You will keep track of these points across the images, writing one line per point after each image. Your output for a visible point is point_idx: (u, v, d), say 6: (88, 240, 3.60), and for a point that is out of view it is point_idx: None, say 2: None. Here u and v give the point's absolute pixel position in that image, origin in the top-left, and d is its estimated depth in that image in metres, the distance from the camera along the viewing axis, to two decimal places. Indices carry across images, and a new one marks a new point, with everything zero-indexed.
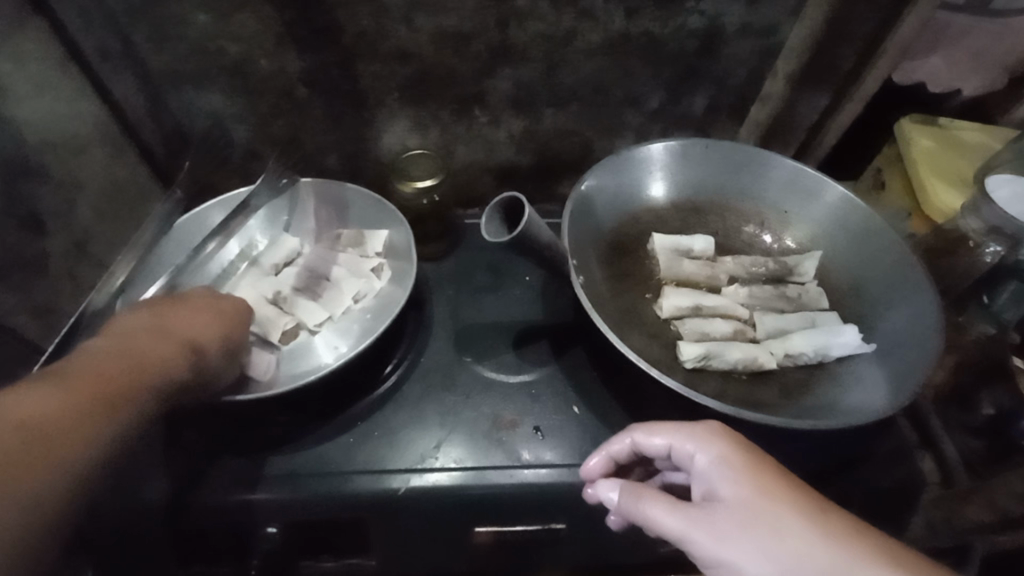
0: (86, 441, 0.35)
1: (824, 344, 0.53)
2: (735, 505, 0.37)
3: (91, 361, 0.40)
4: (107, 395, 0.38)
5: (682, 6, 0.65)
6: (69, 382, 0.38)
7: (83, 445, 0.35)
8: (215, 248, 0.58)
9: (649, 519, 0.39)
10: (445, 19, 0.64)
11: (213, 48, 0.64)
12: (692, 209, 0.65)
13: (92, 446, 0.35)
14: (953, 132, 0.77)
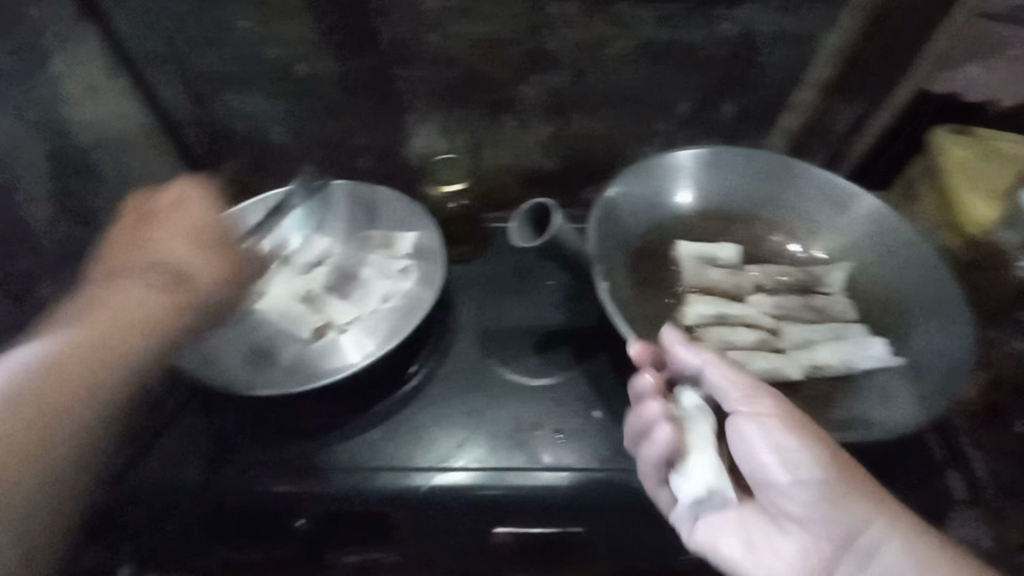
0: (70, 423, 0.44)
1: (850, 356, 0.53)
2: (752, 411, 0.45)
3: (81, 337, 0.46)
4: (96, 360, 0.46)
5: (715, 14, 0.65)
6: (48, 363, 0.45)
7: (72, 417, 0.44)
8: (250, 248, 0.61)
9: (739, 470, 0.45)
10: (478, 25, 0.65)
11: (255, 53, 0.67)
12: (720, 216, 0.65)
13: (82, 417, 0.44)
14: (993, 143, 0.75)
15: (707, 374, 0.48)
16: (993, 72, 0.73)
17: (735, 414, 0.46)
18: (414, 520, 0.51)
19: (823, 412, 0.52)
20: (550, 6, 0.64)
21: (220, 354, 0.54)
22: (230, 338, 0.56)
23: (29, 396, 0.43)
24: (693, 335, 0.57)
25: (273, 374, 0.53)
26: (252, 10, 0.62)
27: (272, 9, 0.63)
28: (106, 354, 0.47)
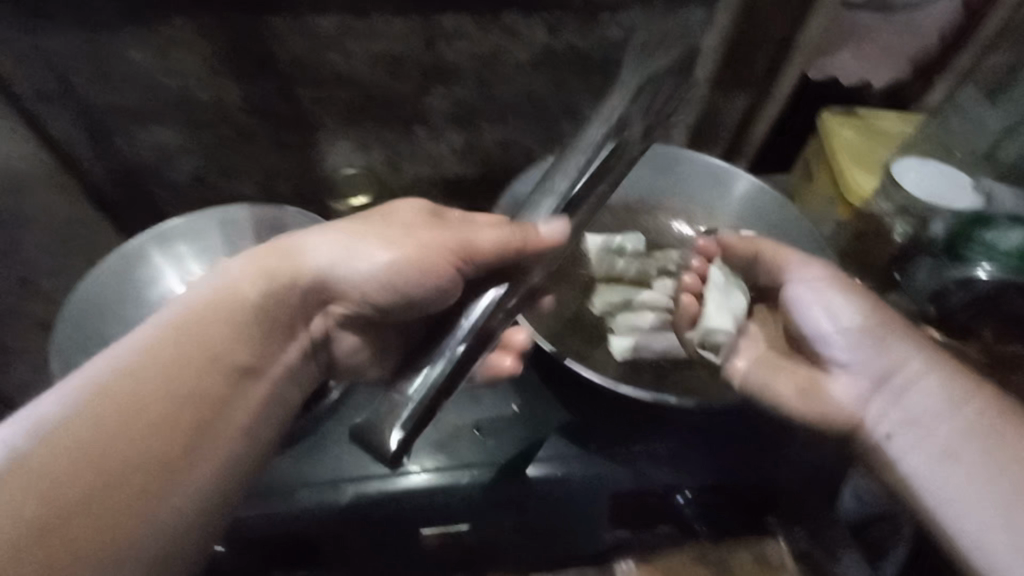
0: (129, 478, 0.36)
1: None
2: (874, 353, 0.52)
3: (209, 289, 0.45)
4: (194, 374, 0.41)
5: (600, 19, 0.69)
6: (109, 377, 0.38)
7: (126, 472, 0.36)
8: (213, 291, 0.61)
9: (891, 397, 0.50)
10: (375, 43, 0.67)
11: (152, 85, 0.66)
12: (625, 208, 0.68)
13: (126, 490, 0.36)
14: (872, 121, 0.81)
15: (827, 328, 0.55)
16: None
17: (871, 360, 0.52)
18: (343, 534, 0.51)
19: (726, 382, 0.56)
20: (442, 20, 0.66)
21: None
22: None
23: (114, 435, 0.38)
24: (602, 326, 0.61)
25: None
26: (145, 42, 0.62)
27: (164, 40, 0.62)
28: (185, 367, 0.40)
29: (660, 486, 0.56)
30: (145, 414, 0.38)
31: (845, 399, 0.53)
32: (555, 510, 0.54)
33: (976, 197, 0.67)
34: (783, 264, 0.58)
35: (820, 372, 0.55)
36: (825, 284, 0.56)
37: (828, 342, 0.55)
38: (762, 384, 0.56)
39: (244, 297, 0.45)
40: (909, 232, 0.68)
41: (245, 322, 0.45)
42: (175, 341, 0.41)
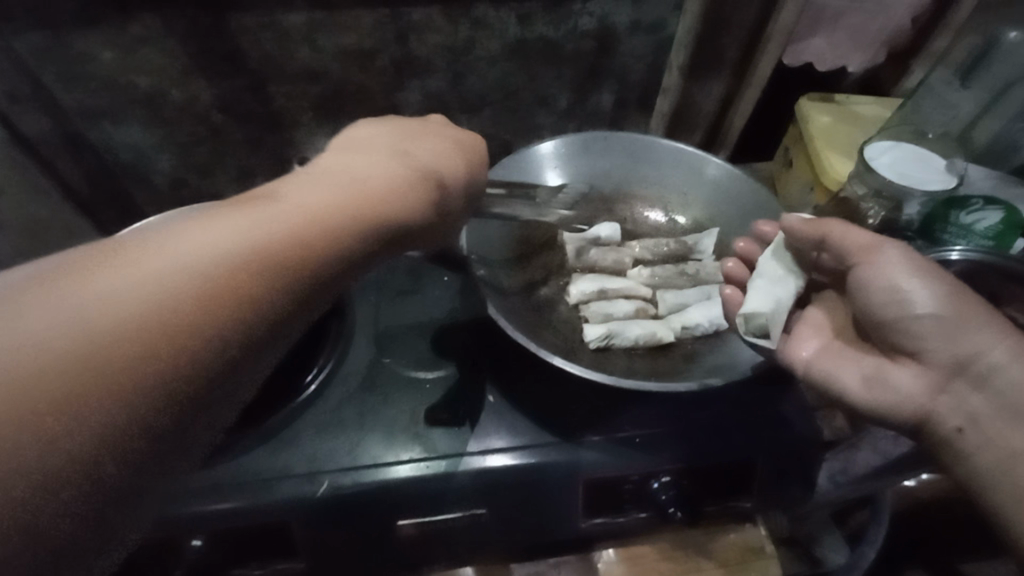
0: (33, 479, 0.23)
1: (714, 316, 0.58)
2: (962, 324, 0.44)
3: (248, 210, 0.32)
4: (184, 343, 0.28)
5: (571, 9, 0.69)
6: (66, 304, 0.26)
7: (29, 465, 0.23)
8: None
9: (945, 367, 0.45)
10: (346, 37, 0.67)
11: (124, 84, 0.66)
12: (599, 198, 0.69)
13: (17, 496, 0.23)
14: (848, 107, 0.81)
15: (918, 294, 0.45)
16: (836, 43, 0.79)
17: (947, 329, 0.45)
18: (318, 528, 0.51)
19: (695, 366, 0.56)
20: (412, 13, 0.66)
21: None
22: None
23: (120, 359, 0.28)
24: (575, 314, 0.61)
25: None
26: (114, 40, 0.62)
27: (133, 38, 0.62)
28: (181, 332, 0.28)
29: (637, 474, 0.54)
30: (101, 376, 0.25)
31: (916, 393, 0.46)
32: (533, 496, 0.53)
33: (948, 177, 0.67)
34: (853, 246, 0.49)
35: (889, 360, 0.48)
36: (900, 262, 0.46)
37: (904, 333, 0.46)
38: (824, 374, 0.50)
39: (267, 245, 0.31)
40: (881, 213, 0.69)
41: (272, 290, 0.31)
42: (175, 280, 0.28)
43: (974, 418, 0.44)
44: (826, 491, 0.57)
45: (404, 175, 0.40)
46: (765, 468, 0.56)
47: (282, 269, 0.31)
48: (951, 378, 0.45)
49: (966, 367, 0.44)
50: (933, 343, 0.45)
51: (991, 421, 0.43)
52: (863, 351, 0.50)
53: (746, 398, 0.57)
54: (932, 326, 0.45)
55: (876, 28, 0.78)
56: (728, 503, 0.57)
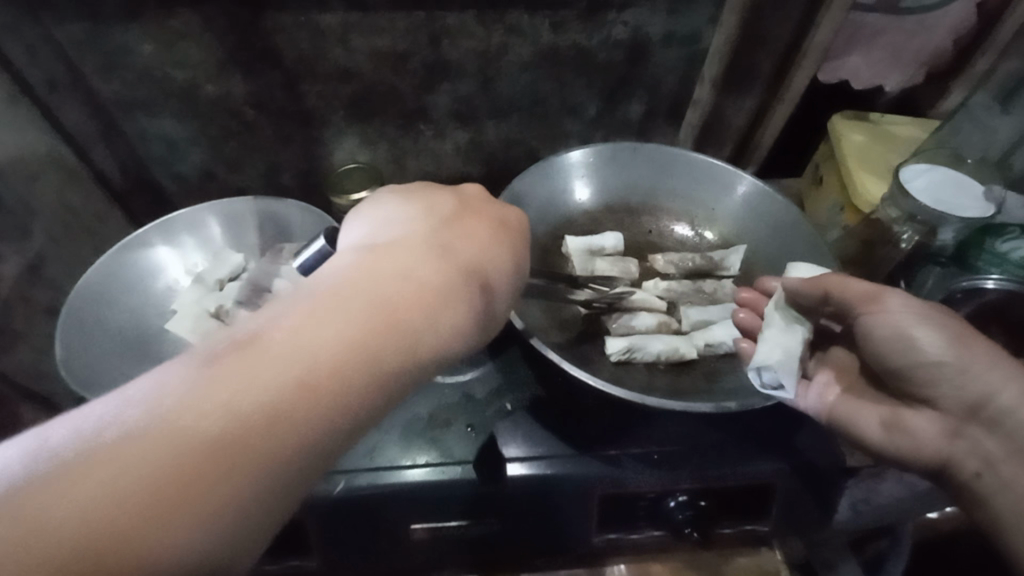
0: (259, 464, 0.29)
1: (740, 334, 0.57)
2: (970, 368, 0.43)
3: (431, 259, 0.38)
4: (374, 357, 0.33)
5: (606, 19, 0.69)
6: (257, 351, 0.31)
7: (262, 455, 0.29)
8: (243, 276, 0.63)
9: (956, 412, 0.44)
10: (379, 39, 0.67)
11: (161, 76, 0.67)
12: (626, 209, 0.69)
13: (265, 471, 0.29)
14: (883, 126, 0.79)
15: (921, 343, 0.44)
16: (873, 61, 0.78)
17: (957, 375, 0.43)
18: (329, 526, 0.51)
19: (717, 386, 0.55)
20: (446, 17, 0.66)
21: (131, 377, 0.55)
22: (133, 354, 0.57)
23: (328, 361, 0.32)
24: (592, 326, 0.60)
25: (151, 344, 0.59)
26: (154, 33, 0.63)
27: (171, 32, 0.63)
28: (367, 348, 0.33)
29: (652, 491, 0.53)
30: (311, 382, 0.31)
31: (932, 437, 0.45)
32: (544, 508, 0.53)
33: (986, 206, 0.65)
34: (852, 295, 0.47)
35: (906, 405, 0.47)
36: (902, 310, 0.45)
37: (917, 379, 0.45)
38: (844, 420, 0.49)
39: (428, 284, 0.37)
40: (916, 239, 0.66)
41: (418, 284, 0.36)
42: (360, 307, 0.34)
43: (983, 455, 0.43)
44: (846, 519, 0.55)
45: (516, 233, 0.45)
46: (784, 489, 0.54)
47: (422, 271, 0.37)
48: (965, 424, 0.44)
49: (978, 412, 0.43)
50: (942, 390, 0.44)
51: (1006, 462, 0.42)
52: (876, 397, 0.49)
53: (767, 417, 0.57)
54: (934, 375, 0.44)
55: (917, 47, 0.76)
56: (744, 526, 0.56)
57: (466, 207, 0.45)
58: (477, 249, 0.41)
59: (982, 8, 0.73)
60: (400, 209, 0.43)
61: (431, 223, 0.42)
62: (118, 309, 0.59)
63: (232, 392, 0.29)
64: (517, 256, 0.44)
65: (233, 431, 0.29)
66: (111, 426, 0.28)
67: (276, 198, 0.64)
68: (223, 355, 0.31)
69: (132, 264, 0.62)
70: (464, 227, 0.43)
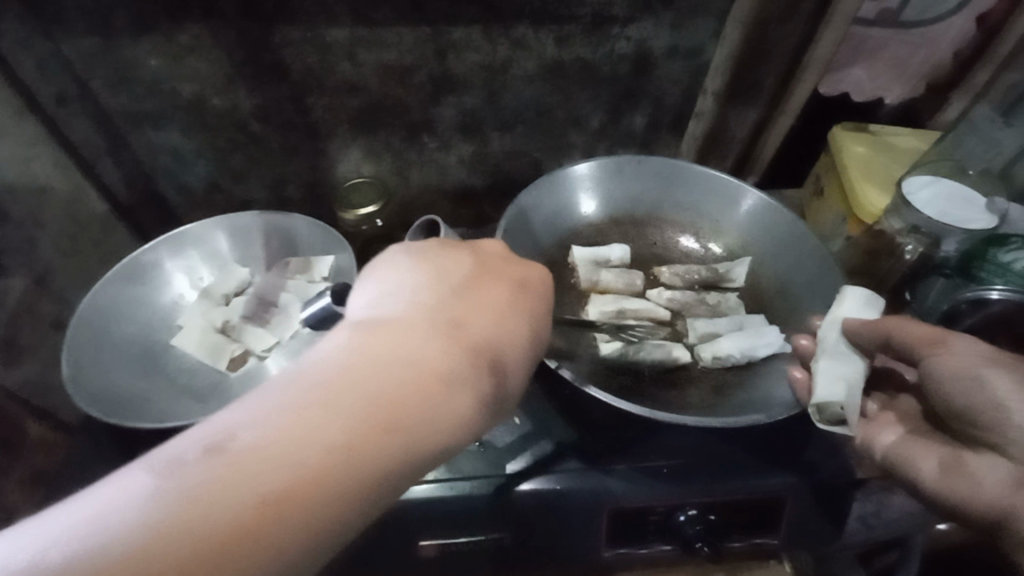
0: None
1: (750, 346, 0.57)
2: None
3: (431, 343, 0.36)
4: (360, 467, 0.31)
5: (610, 32, 0.69)
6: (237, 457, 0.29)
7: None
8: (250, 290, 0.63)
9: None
10: (386, 54, 0.67)
11: (169, 90, 0.67)
12: (631, 221, 0.69)
13: None
14: (885, 137, 0.79)
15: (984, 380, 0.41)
16: (876, 74, 0.79)
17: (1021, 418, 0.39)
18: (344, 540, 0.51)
19: (724, 400, 0.55)
20: (452, 31, 0.67)
21: (138, 392, 0.55)
22: (141, 369, 0.57)
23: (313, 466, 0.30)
24: (594, 333, 0.61)
25: (159, 359, 0.59)
26: (163, 48, 0.63)
27: (180, 47, 0.63)
28: (352, 457, 0.30)
29: (663, 505, 0.53)
30: (283, 502, 0.28)
31: (991, 485, 0.41)
32: (552, 523, 0.52)
33: (990, 217, 0.66)
34: (912, 338, 0.45)
35: (969, 450, 0.44)
36: (970, 353, 0.43)
37: (980, 422, 0.42)
38: (896, 458, 0.49)
39: (427, 372, 0.34)
40: (919, 250, 0.68)
41: (413, 372, 0.34)
42: (344, 407, 0.32)
43: None
44: (856, 532, 0.55)
45: (532, 292, 0.43)
46: (795, 501, 0.54)
47: (418, 358, 0.35)
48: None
49: None
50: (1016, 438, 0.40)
51: None
52: (941, 441, 0.47)
53: (774, 428, 0.57)
54: (997, 416, 0.41)
55: (918, 61, 0.78)
56: (755, 539, 0.55)
57: (477, 270, 0.43)
58: (487, 323, 0.39)
59: (983, 21, 0.74)
60: (410, 275, 0.41)
61: (441, 291, 0.40)
62: (124, 324, 0.59)
63: (205, 510, 0.27)
64: (539, 325, 0.42)
65: (196, 556, 0.26)
66: (62, 554, 0.25)
67: (284, 213, 0.65)
68: (190, 464, 0.29)
69: (138, 278, 0.62)
70: (472, 296, 0.40)
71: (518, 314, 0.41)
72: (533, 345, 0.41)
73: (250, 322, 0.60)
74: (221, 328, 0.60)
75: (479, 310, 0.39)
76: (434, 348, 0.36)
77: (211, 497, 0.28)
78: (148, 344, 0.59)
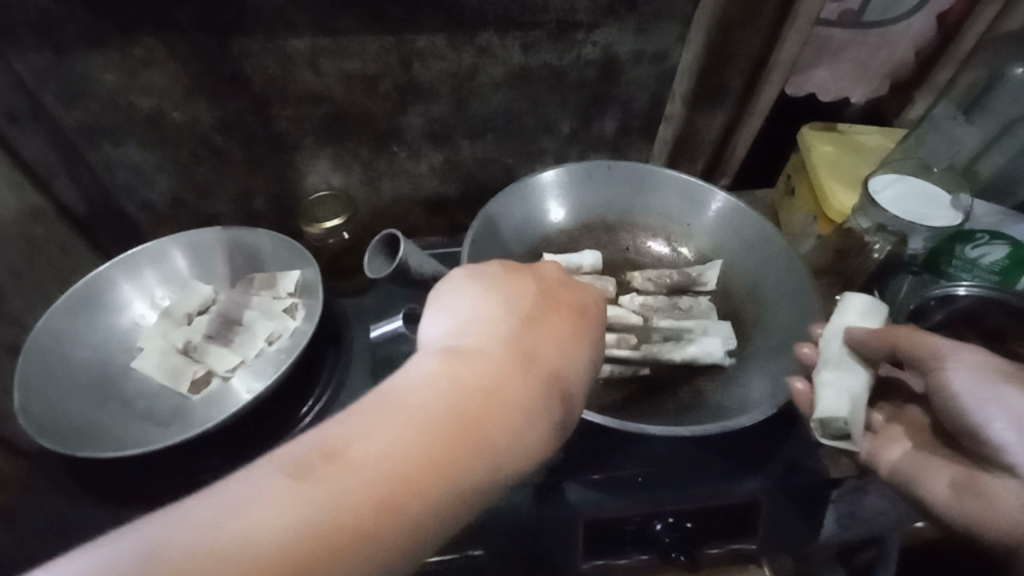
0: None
1: (703, 350, 0.57)
2: None
3: (503, 367, 0.37)
4: (435, 489, 0.32)
5: (576, 38, 0.69)
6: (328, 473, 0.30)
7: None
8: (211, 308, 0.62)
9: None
10: (350, 63, 0.66)
11: (126, 104, 0.65)
12: (603, 227, 0.68)
13: None
14: (852, 137, 0.80)
15: (1002, 402, 0.42)
16: (840, 74, 0.80)
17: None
18: None
19: (699, 406, 0.55)
20: (416, 40, 0.66)
21: (95, 419, 0.53)
22: (98, 395, 0.55)
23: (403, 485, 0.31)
24: None
25: (116, 383, 0.57)
26: (117, 62, 0.61)
27: (136, 60, 0.62)
28: (453, 468, 0.32)
29: (639, 514, 0.52)
30: (365, 517, 0.30)
31: (1007, 506, 0.42)
32: (526, 539, 0.51)
33: (953, 213, 0.66)
34: (923, 350, 0.46)
35: (982, 469, 0.45)
36: (983, 371, 0.44)
37: (993, 442, 0.43)
38: (908, 476, 0.48)
39: (503, 398, 0.36)
40: (887, 249, 0.68)
41: (489, 396, 0.35)
42: (430, 428, 0.33)
43: None
44: (834, 535, 0.54)
45: (593, 319, 0.45)
46: (770, 505, 0.54)
47: (493, 382, 0.36)
48: None
49: None
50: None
51: None
52: (950, 458, 0.48)
53: (746, 432, 0.57)
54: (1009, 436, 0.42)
55: (881, 60, 0.79)
56: (732, 545, 0.55)
57: (542, 292, 0.44)
58: (557, 351, 0.40)
59: (942, 20, 0.75)
60: (480, 299, 0.42)
61: (510, 316, 0.41)
62: (79, 348, 0.57)
63: (302, 521, 0.29)
64: (596, 356, 0.43)
65: (288, 573, 0.27)
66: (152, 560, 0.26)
67: (247, 229, 0.63)
68: (289, 478, 0.30)
69: (94, 300, 0.60)
70: (541, 322, 0.42)
71: (584, 342, 0.42)
72: (596, 371, 0.42)
73: (212, 343, 0.58)
74: (181, 350, 0.58)
75: (546, 336, 0.41)
76: (506, 373, 0.37)
77: (304, 513, 0.29)
78: (105, 369, 0.57)
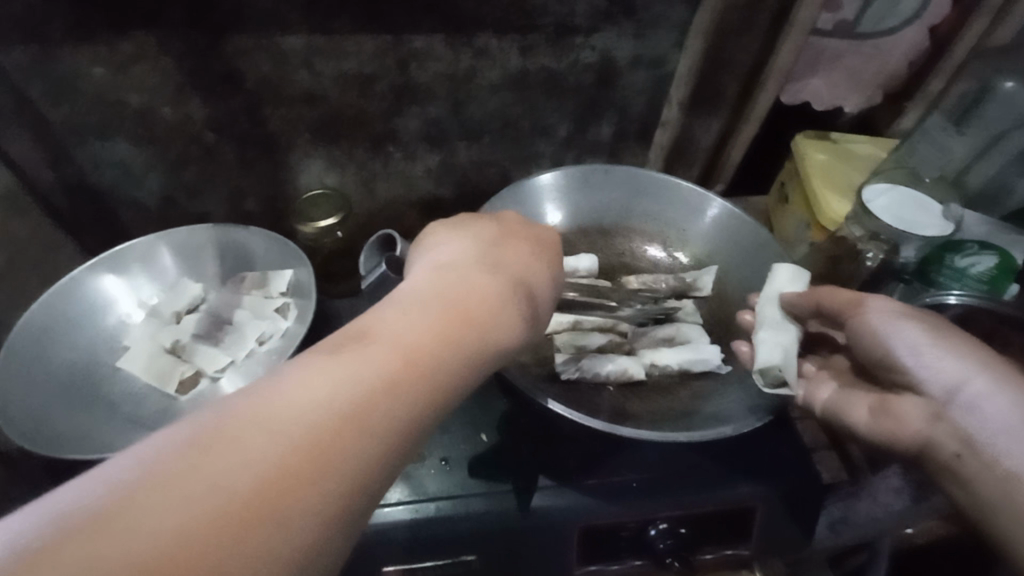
0: (339, 470, 0.28)
1: (687, 360, 0.58)
2: (942, 361, 0.46)
3: (480, 272, 0.41)
4: (443, 357, 0.34)
5: (574, 42, 0.69)
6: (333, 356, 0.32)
7: (343, 455, 0.28)
8: (202, 307, 0.61)
9: (943, 399, 0.45)
10: (346, 63, 0.66)
11: (114, 100, 0.64)
12: (600, 232, 0.68)
13: (354, 463, 0.29)
14: (845, 145, 0.81)
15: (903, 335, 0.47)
16: (834, 84, 0.81)
17: (935, 366, 0.46)
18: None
19: (695, 411, 0.55)
20: (413, 41, 0.65)
21: (78, 421, 0.52)
22: (82, 397, 0.54)
23: (407, 354, 0.33)
24: (554, 344, 0.60)
25: (101, 384, 0.56)
26: (107, 57, 0.60)
27: (127, 56, 0.60)
28: (449, 342, 0.35)
29: (634, 520, 0.52)
30: (376, 385, 0.31)
31: (913, 420, 0.47)
32: (520, 546, 0.51)
33: (944, 223, 0.67)
34: (839, 303, 0.51)
35: (891, 392, 0.49)
36: (886, 310, 0.49)
37: (897, 368, 0.48)
38: (834, 410, 0.52)
39: (483, 289, 0.39)
40: (879, 258, 0.68)
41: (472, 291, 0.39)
42: (422, 312, 0.35)
43: (963, 437, 0.44)
44: (825, 538, 0.55)
45: (548, 243, 0.49)
46: (765, 510, 0.54)
47: (473, 281, 0.39)
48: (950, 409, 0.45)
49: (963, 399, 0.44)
50: (932, 383, 0.46)
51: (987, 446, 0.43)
52: (869, 389, 0.52)
53: (742, 439, 0.57)
54: (908, 360, 0.47)
55: (874, 70, 0.79)
56: (726, 551, 0.54)
57: (504, 220, 0.49)
58: (519, 260, 0.45)
59: (934, 32, 0.76)
60: (447, 234, 0.46)
61: (477, 241, 0.45)
62: (63, 348, 0.56)
63: (315, 393, 0.30)
64: (557, 265, 0.48)
65: (312, 432, 0.28)
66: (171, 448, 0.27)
67: (240, 227, 0.62)
68: (294, 366, 0.31)
69: (79, 298, 0.58)
70: (504, 243, 0.46)
71: (543, 258, 0.47)
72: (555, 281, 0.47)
73: (202, 343, 0.58)
74: (169, 349, 0.57)
75: (510, 252, 0.45)
76: (483, 275, 0.40)
77: (315, 386, 0.30)
78: (90, 370, 0.56)
